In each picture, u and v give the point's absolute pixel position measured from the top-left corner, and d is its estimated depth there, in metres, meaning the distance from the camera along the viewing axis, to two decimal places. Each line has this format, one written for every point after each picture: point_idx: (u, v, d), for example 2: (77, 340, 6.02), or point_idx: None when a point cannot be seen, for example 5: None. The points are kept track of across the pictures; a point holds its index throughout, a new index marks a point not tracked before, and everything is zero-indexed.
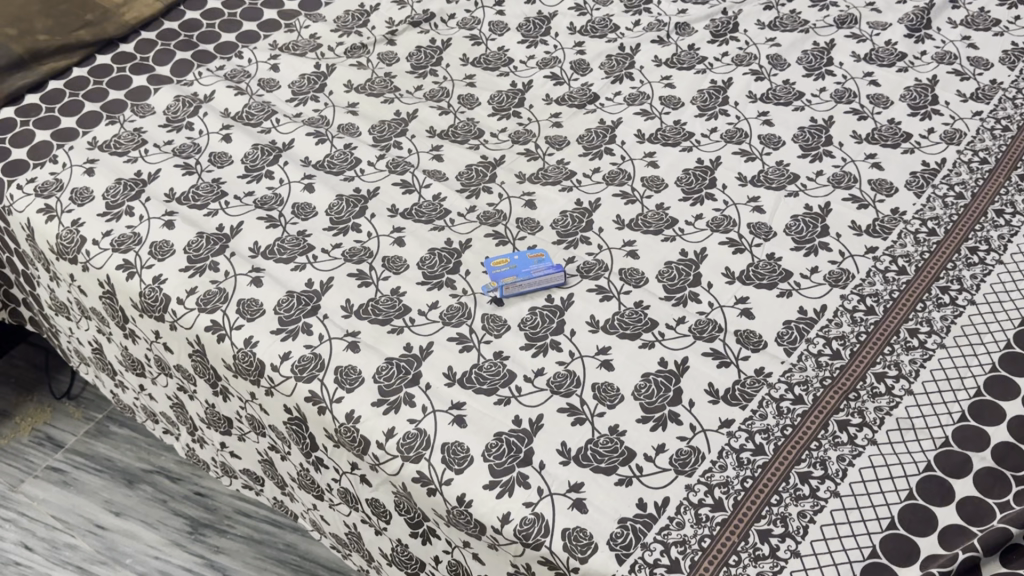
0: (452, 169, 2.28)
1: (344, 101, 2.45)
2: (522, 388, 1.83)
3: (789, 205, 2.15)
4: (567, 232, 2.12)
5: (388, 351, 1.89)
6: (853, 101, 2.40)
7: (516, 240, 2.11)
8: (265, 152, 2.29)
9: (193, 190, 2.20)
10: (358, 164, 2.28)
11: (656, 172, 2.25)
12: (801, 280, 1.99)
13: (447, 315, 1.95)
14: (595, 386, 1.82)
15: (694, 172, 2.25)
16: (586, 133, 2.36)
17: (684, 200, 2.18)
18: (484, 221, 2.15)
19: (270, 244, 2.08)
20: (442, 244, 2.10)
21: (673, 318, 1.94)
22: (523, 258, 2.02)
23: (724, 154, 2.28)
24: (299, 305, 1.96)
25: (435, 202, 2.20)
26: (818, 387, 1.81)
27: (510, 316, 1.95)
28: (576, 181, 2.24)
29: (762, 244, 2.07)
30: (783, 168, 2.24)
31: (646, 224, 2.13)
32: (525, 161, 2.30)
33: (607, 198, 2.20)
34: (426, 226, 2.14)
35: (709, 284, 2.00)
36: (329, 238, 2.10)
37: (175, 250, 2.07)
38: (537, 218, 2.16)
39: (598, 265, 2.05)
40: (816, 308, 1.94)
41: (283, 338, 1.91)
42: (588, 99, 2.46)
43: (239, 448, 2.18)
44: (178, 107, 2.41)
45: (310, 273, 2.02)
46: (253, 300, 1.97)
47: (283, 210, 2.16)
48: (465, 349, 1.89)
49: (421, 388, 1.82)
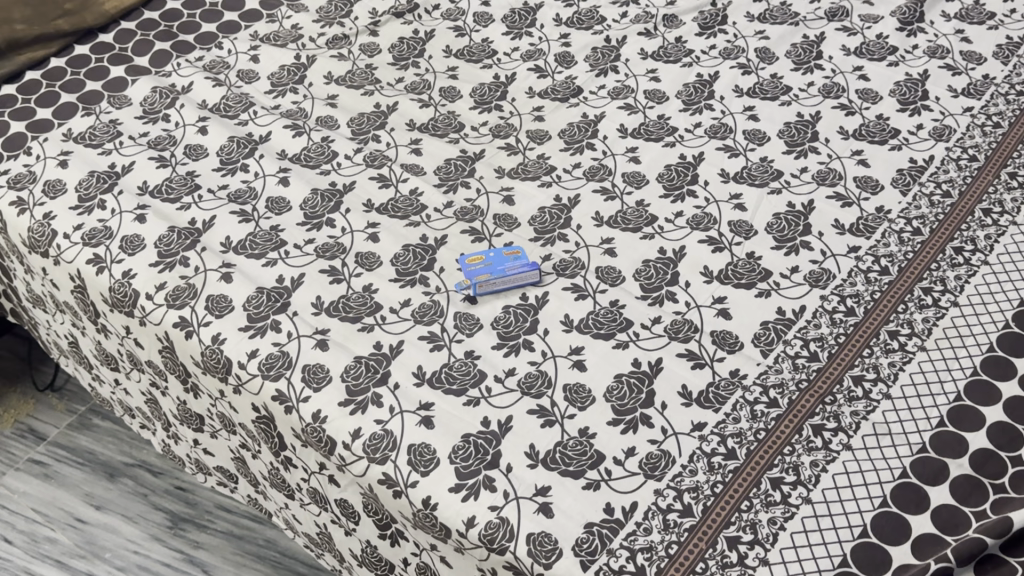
0: (430, 163, 2.24)
1: (324, 94, 2.42)
2: (492, 389, 1.79)
3: (772, 203, 2.10)
4: (545, 229, 2.08)
5: (358, 349, 1.86)
6: (841, 96, 2.35)
7: (492, 236, 2.07)
8: (241, 144, 2.26)
9: (167, 183, 2.17)
10: (335, 158, 2.24)
11: (638, 168, 2.21)
12: (780, 280, 1.95)
13: (419, 314, 1.92)
14: (567, 388, 1.79)
15: (676, 168, 2.20)
16: (568, 127, 2.32)
17: (664, 197, 2.14)
18: (461, 217, 2.12)
19: (242, 239, 2.05)
20: (417, 240, 2.06)
21: (649, 318, 1.90)
22: (498, 256, 1.98)
23: (707, 150, 2.24)
24: (269, 301, 1.93)
25: (412, 196, 2.16)
26: (793, 390, 1.77)
27: (483, 315, 1.92)
28: (556, 177, 2.21)
29: (742, 242, 2.03)
30: (767, 164, 2.19)
31: (625, 221, 2.09)
32: (505, 156, 2.27)
33: (587, 194, 2.16)
34: (401, 221, 2.10)
35: (687, 283, 1.96)
36: (303, 232, 2.07)
37: (146, 244, 2.04)
38: (514, 214, 2.12)
39: (575, 263, 2.01)
40: (794, 309, 1.90)
41: (252, 336, 1.88)
42: (572, 92, 2.42)
43: (213, 445, 2.15)
44: (155, 99, 2.37)
45: (282, 269, 1.99)
46: (222, 297, 1.94)
47: (257, 204, 2.13)
48: (436, 348, 1.86)
49: (389, 388, 1.79)
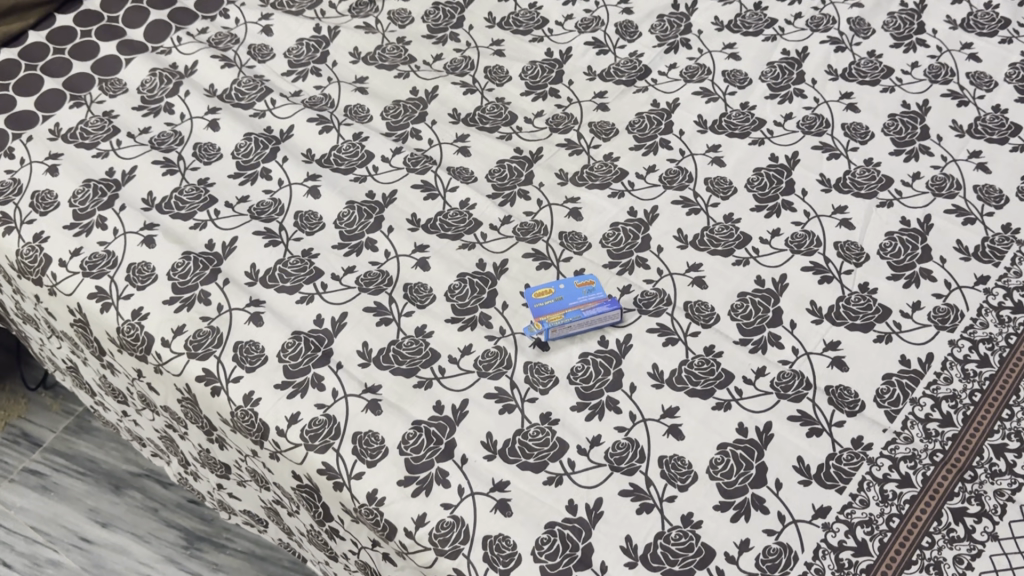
0: (481, 166, 1.94)
1: (351, 76, 2.09)
2: (577, 463, 1.53)
3: (882, 220, 1.82)
4: (620, 252, 1.80)
5: (416, 412, 1.59)
6: (950, 80, 2.04)
7: (561, 261, 1.78)
8: (260, 143, 1.94)
9: (176, 194, 1.86)
10: (370, 160, 1.93)
11: (722, 172, 1.91)
12: (900, 319, 1.68)
13: (483, 364, 1.65)
14: (663, 462, 1.53)
15: (767, 172, 1.91)
16: (636, 118, 2.01)
17: (757, 210, 1.85)
18: (522, 236, 1.82)
19: (271, 267, 1.76)
20: (474, 267, 1.77)
21: (752, 369, 1.63)
22: (569, 287, 1.72)
23: (802, 148, 1.94)
24: (306, 349, 1.65)
25: (463, 209, 1.86)
26: (927, 464, 1.52)
27: (558, 365, 1.65)
28: (628, 184, 1.90)
29: (852, 270, 1.75)
30: (872, 168, 1.90)
31: (713, 241, 1.80)
32: (567, 155, 1.96)
33: (665, 205, 1.87)
34: (453, 242, 1.81)
35: (793, 324, 1.69)
36: (340, 258, 1.78)
37: (158, 275, 1.75)
38: (583, 232, 1.83)
39: (659, 296, 1.73)
40: (921, 358, 1.64)
41: (290, 395, 1.60)
42: (638, 73, 2.10)
43: (238, 491, 1.89)
44: (155, 84, 2.04)
45: (319, 306, 1.71)
46: (252, 344, 1.65)
47: (283, 220, 1.83)
48: (507, 409, 1.59)
49: (456, 463, 1.53)
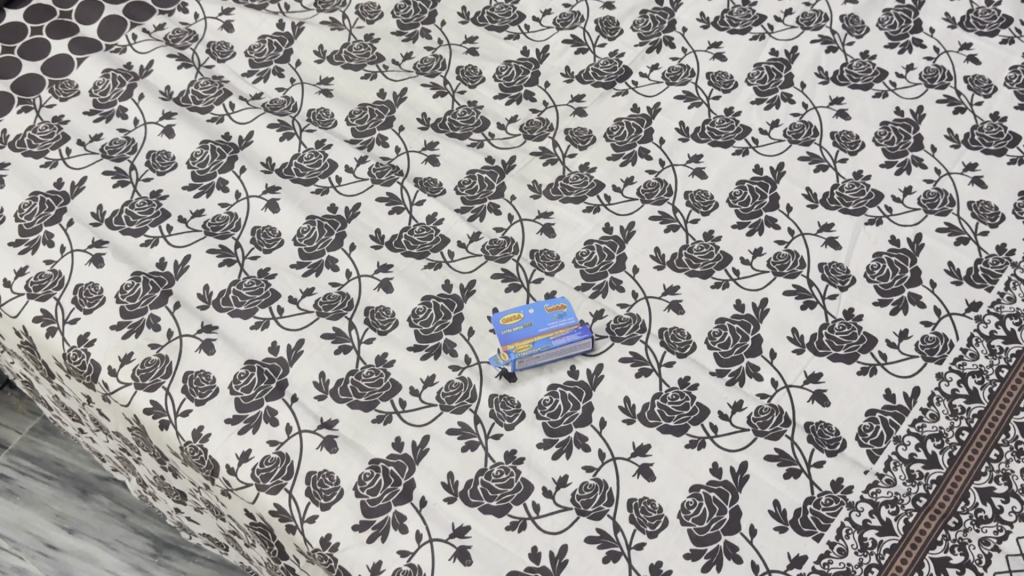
0: (451, 177, 1.84)
1: (315, 76, 1.98)
2: (541, 506, 1.46)
3: (871, 239, 1.73)
4: (594, 273, 1.71)
5: (374, 450, 1.51)
6: (947, 85, 1.94)
7: (531, 283, 1.69)
8: (217, 151, 1.84)
9: (127, 208, 1.77)
10: (333, 170, 1.83)
11: (703, 185, 1.82)
12: (886, 349, 1.60)
13: (447, 396, 1.56)
14: (632, 505, 1.46)
15: (750, 186, 1.81)
16: (615, 125, 1.91)
17: (739, 227, 1.76)
18: (491, 254, 1.73)
19: (224, 290, 1.67)
20: (439, 288, 1.68)
21: (729, 403, 1.55)
22: (540, 311, 1.63)
23: (788, 159, 1.84)
24: (260, 381, 1.56)
25: (430, 224, 1.77)
26: (910, 509, 1.45)
27: (524, 398, 1.56)
28: (604, 198, 1.81)
29: (837, 295, 1.67)
30: (861, 182, 1.81)
31: (691, 261, 1.71)
32: (541, 165, 1.86)
33: (643, 221, 1.77)
34: (418, 261, 1.72)
35: (773, 353, 1.61)
36: (298, 279, 1.69)
37: (106, 297, 1.66)
38: (556, 250, 1.74)
39: (634, 323, 1.64)
40: (906, 393, 1.56)
41: (241, 431, 1.52)
42: (618, 75, 1.99)
43: (196, 516, 1.82)
44: (108, 86, 1.93)
45: (274, 332, 1.62)
46: (202, 374, 1.57)
47: (239, 237, 1.74)
48: (470, 447, 1.51)
49: (415, 506, 1.45)
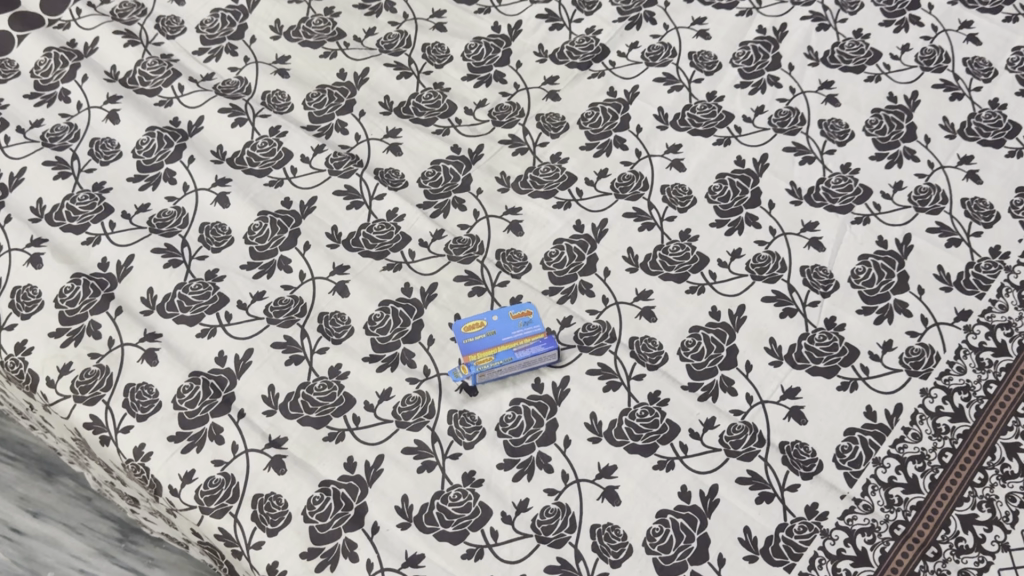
0: (413, 167, 1.73)
1: (271, 55, 1.87)
2: (499, 533, 1.38)
3: (856, 240, 1.63)
4: (562, 275, 1.61)
5: (324, 470, 1.43)
6: (944, 67, 1.82)
7: (496, 286, 1.60)
8: (164, 139, 1.73)
9: (68, 202, 1.66)
10: (288, 160, 1.72)
11: (681, 178, 1.71)
12: (868, 362, 1.51)
13: (403, 412, 1.48)
14: (595, 532, 1.38)
15: (731, 179, 1.70)
16: (590, 111, 1.80)
17: (717, 225, 1.66)
18: (455, 254, 1.63)
19: (170, 293, 1.57)
20: (398, 292, 1.59)
21: (700, 420, 1.47)
22: (504, 319, 1.54)
23: (772, 150, 1.74)
24: (205, 395, 1.48)
25: (390, 220, 1.66)
26: (887, 538, 1.37)
27: (485, 414, 1.48)
28: (575, 192, 1.70)
29: (819, 302, 1.57)
30: (849, 176, 1.70)
31: (666, 263, 1.62)
32: (510, 154, 1.75)
33: (616, 218, 1.67)
34: (377, 262, 1.62)
35: (749, 366, 1.52)
36: (248, 282, 1.59)
37: (44, 301, 1.56)
38: (523, 250, 1.64)
39: (603, 331, 1.55)
40: (888, 411, 1.47)
41: (185, 449, 1.44)
42: (594, 54, 1.88)
43: (151, 523, 1.73)
44: (50, 66, 1.81)
45: (222, 341, 1.53)
46: (144, 387, 1.49)
47: (187, 234, 1.64)
48: (426, 467, 1.43)
49: (365, 533, 1.38)
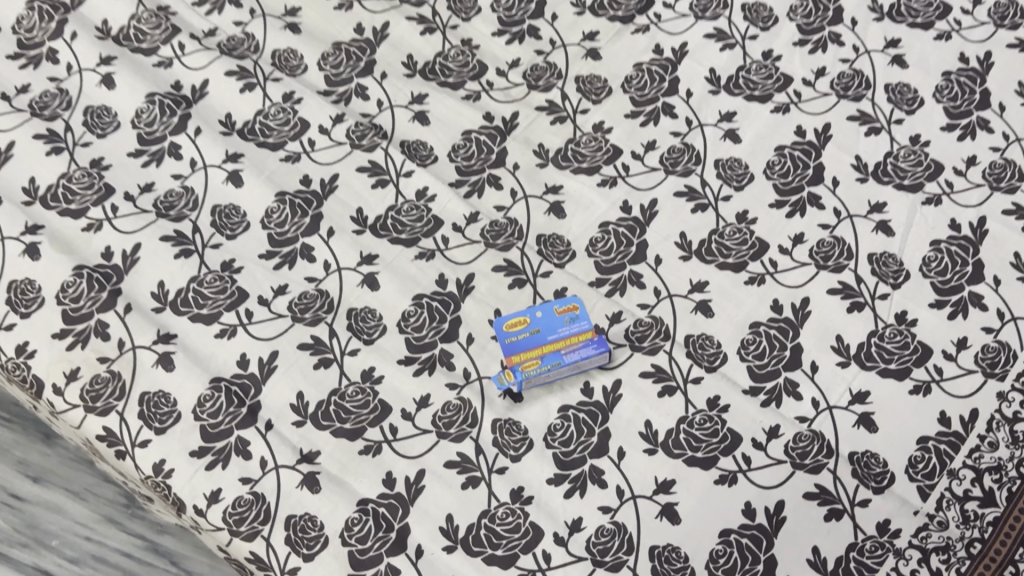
0: (443, 139, 1.59)
1: (280, 6, 1.70)
2: (553, 556, 1.28)
3: (927, 223, 1.50)
4: (610, 264, 1.49)
5: (361, 488, 1.32)
6: (1020, 24, 1.67)
7: (538, 277, 1.47)
8: (166, 108, 1.57)
9: (63, 182, 1.50)
10: (305, 132, 1.57)
11: (735, 151, 1.57)
12: (942, 363, 1.41)
13: (444, 421, 1.37)
14: (655, 554, 1.28)
15: (791, 153, 1.57)
16: (635, 72, 1.65)
17: (777, 205, 1.53)
18: (492, 240, 1.50)
19: (182, 288, 1.44)
20: (432, 285, 1.46)
21: (764, 429, 1.37)
22: (548, 316, 1.42)
23: (835, 119, 1.60)
24: (228, 404, 1.36)
25: (420, 202, 1.53)
26: (963, 558, 1.28)
27: (532, 423, 1.38)
28: (621, 167, 1.57)
29: (888, 294, 1.46)
30: (918, 150, 1.56)
31: (723, 250, 1.49)
32: (548, 123, 1.61)
33: (666, 196, 1.54)
34: (408, 250, 1.49)
35: (814, 367, 1.41)
36: (268, 274, 1.46)
37: (44, 298, 1.42)
38: (566, 235, 1.51)
39: (657, 327, 1.44)
40: (963, 417, 1.37)
41: (210, 465, 1.32)
42: (638, 5, 1.73)
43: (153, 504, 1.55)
44: (33, 21, 1.61)
45: (243, 343, 1.40)
46: (161, 396, 1.36)
47: (198, 218, 1.49)
48: (471, 483, 1.33)
49: (409, 557, 1.27)
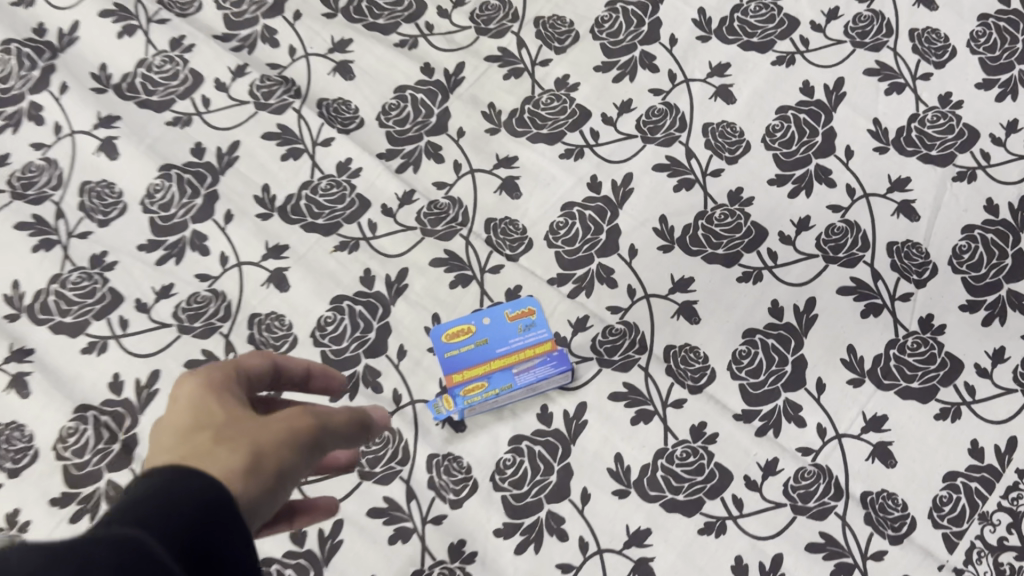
0: (369, 95, 1.31)
1: None
2: None
3: (959, 205, 1.23)
4: (574, 257, 1.22)
5: (265, 548, 1.07)
6: None
7: (485, 273, 1.20)
8: (26, 58, 1.30)
9: None
10: (197, 88, 1.29)
11: (727, 113, 1.30)
12: (974, 381, 1.14)
13: (369, 460, 1.11)
14: None
15: (796, 116, 1.30)
16: (607, 14, 1.38)
17: (777, 181, 1.26)
18: (431, 225, 1.23)
19: (42, 289, 1.17)
20: (356, 284, 1.19)
21: (759, 464, 1.11)
22: (499, 323, 1.16)
23: (849, 72, 1.33)
24: (97, 441, 1.07)
25: (341, 176, 1.24)
26: None
27: (477, 458, 1.12)
28: (589, 134, 1.30)
29: (912, 293, 1.19)
30: (949, 113, 1.29)
31: (711, 239, 1.23)
32: (501, 77, 1.34)
33: (643, 170, 1.27)
34: (326, 240, 1.21)
35: (821, 385, 1.15)
36: (149, 270, 1.18)
37: None
38: (521, 219, 1.24)
39: (631, 337, 1.18)
40: (1001, 447, 1.11)
41: (74, 517, 1.03)
42: None
43: None
44: None
45: (117, 360, 1.13)
46: (13, 429, 1.08)
47: (62, 198, 1.22)
48: (399, 537, 1.07)
49: None
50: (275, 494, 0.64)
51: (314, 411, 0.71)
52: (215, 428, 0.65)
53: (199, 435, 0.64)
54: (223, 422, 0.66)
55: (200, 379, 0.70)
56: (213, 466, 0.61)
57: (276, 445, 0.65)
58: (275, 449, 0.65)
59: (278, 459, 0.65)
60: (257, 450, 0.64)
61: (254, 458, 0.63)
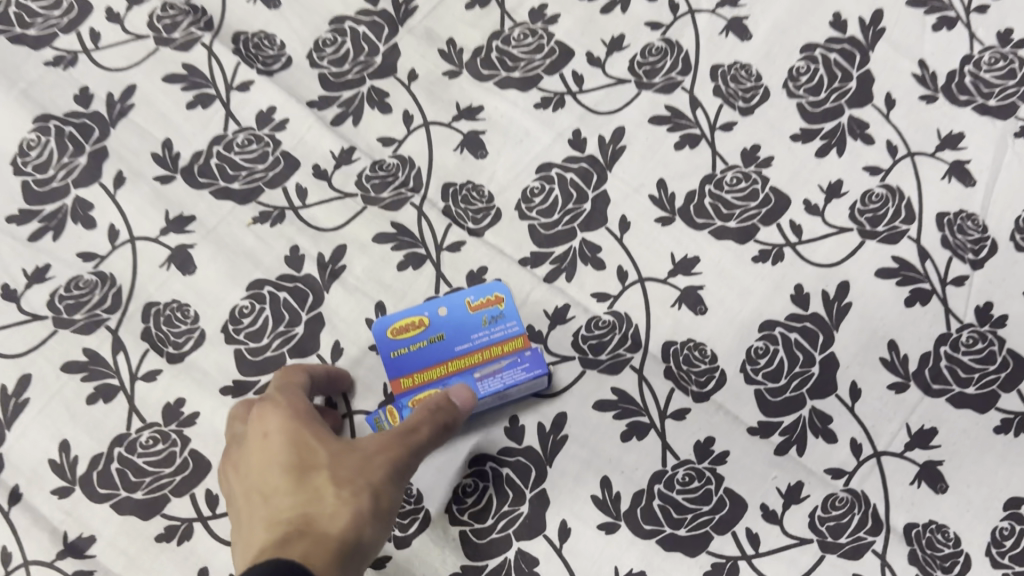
0: (298, 27, 1.07)
1: None
2: None
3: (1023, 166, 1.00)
4: (553, 230, 0.99)
5: None
6: None
7: (442, 252, 0.97)
8: None
9: None
10: (83, 19, 1.06)
11: (739, 51, 1.07)
12: None
13: None
14: None
15: (825, 57, 1.06)
16: None
17: (802, 135, 1.03)
18: (375, 191, 0.99)
19: None
20: (281, 266, 0.96)
21: (779, 490, 0.89)
22: (457, 314, 0.92)
23: (887, 2, 1.09)
24: None
25: (264, 130, 1.02)
26: None
27: (428, 484, 0.89)
28: (571, 77, 1.06)
29: (968, 276, 0.96)
30: (1010, 52, 1.06)
31: (722, 208, 1.00)
32: (463, 7, 1.09)
33: (637, 123, 1.04)
34: (244, 209, 0.98)
35: (856, 391, 0.93)
36: (19, 247, 0.96)
37: None
38: (487, 183, 1.01)
39: (622, 332, 0.95)
40: None
41: None
42: None
43: None
44: None
45: None
46: None
47: None
48: None
49: None
50: (385, 523, 0.71)
51: (400, 441, 0.74)
52: (321, 483, 0.69)
53: (313, 473, 0.70)
54: (330, 473, 0.70)
55: (285, 415, 0.74)
56: (334, 511, 0.68)
57: (379, 472, 0.71)
58: (380, 479, 0.71)
59: (384, 483, 0.71)
60: (371, 484, 0.70)
61: (372, 497, 0.70)
